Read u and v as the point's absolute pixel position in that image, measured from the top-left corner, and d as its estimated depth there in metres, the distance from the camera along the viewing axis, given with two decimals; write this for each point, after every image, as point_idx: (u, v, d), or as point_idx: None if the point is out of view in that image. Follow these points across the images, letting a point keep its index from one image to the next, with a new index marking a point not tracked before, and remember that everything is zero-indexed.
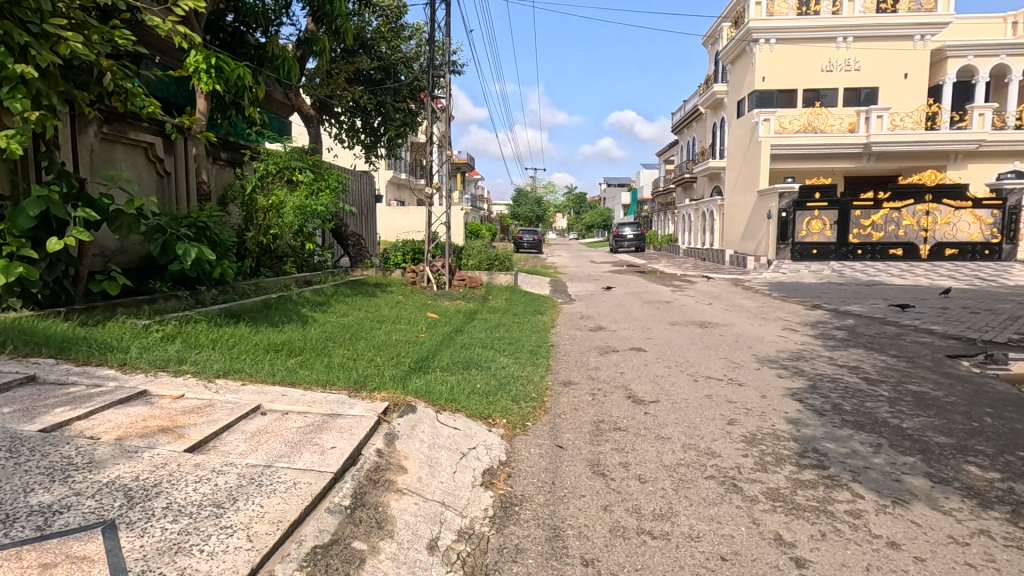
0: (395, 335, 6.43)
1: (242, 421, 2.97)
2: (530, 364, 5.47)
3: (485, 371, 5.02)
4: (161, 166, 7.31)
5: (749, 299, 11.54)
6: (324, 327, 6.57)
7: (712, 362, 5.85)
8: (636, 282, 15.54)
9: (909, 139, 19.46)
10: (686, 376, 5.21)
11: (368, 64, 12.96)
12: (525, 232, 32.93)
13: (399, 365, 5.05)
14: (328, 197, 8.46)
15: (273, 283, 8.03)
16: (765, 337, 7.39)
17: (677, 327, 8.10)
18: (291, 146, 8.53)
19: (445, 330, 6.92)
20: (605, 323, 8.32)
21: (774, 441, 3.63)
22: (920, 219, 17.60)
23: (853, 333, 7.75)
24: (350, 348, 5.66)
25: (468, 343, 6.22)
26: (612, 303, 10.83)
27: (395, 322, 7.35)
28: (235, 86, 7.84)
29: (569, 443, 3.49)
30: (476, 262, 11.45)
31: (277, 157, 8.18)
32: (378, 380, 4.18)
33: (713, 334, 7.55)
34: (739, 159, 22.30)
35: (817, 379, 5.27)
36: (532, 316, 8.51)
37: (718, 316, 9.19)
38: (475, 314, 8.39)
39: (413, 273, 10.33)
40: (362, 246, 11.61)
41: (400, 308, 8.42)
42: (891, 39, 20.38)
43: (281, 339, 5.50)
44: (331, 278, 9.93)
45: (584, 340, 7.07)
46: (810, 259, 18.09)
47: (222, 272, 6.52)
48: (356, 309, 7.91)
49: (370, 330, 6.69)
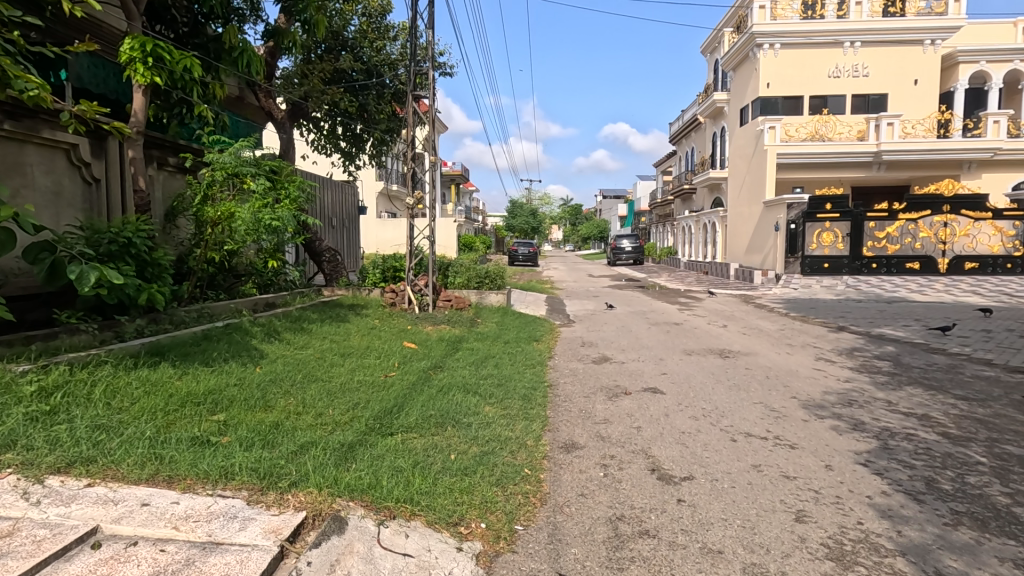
0: (358, 376, 5.31)
1: (50, 566, 1.85)
2: (523, 418, 4.34)
3: (463, 432, 3.90)
4: (87, 172, 6.19)
5: (766, 319, 10.46)
6: (273, 365, 5.43)
7: (747, 409, 4.73)
8: (638, 300, 14.45)
9: (921, 147, 18.57)
10: (721, 435, 4.09)
11: (349, 65, 11.95)
12: (521, 244, 31.90)
13: (351, 425, 3.93)
14: (287, 210, 7.31)
15: (223, 307, 6.88)
16: (800, 371, 6.28)
17: (694, 357, 6.99)
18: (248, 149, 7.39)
19: (420, 366, 5.82)
20: (611, 352, 7.21)
21: (874, 557, 2.50)
22: (937, 231, 16.64)
23: (900, 364, 6.66)
24: (296, 396, 4.53)
25: (448, 386, 5.09)
26: (616, 325, 9.73)
27: (362, 355, 6.23)
28: (182, 80, 6.75)
29: (576, 569, 2.36)
30: (464, 280, 10.29)
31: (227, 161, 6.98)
32: (311, 459, 3.04)
33: (739, 367, 6.44)
34: (743, 169, 21.38)
35: (886, 435, 4.16)
36: (528, 345, 7.41)
37: (738, 341, 8.09)
38: (459, 341, 7.30)
39: (393, 293, 9.22)
40: (338, 262, 10.56)
41: (374, 335, 7.29)
42: (900, 43, 19.59)
43: (210, 387, 4.36)
44: (299, 299, 8.84)
45: (588, 377, 5.95)
46: (821, 274, 17.08)
47: (151, 298, 5.38)
48: (320, 338, 6.78)
49: (330, 367, 5.56)
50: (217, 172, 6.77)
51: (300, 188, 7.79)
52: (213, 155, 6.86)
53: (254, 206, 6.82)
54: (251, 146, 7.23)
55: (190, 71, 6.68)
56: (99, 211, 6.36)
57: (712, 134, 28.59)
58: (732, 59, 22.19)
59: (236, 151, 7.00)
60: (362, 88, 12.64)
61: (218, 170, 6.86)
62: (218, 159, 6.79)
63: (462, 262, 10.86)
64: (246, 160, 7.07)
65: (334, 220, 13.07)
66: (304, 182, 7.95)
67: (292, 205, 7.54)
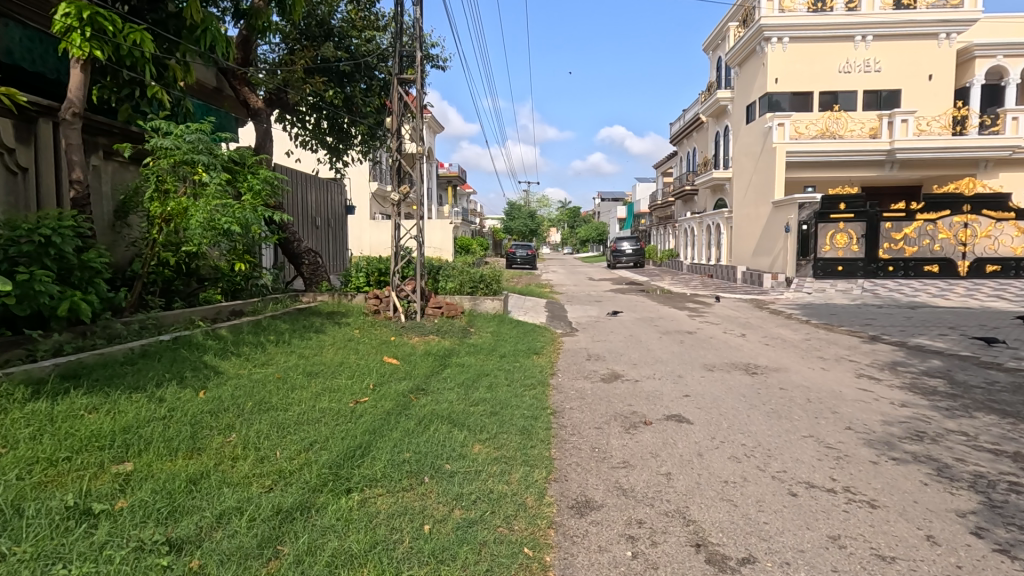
0: (323, 405, 4.34)
1: None
2: (522, 462, 3.44)
3: (443, 487, 3.00)
4: (11, 158, 5.26)
5: (787, 328, 9.57)
6: (221, 388, 4.48)
7: (798, 446, 3.84)
8: (644, 305, 13.57)
9: (937, 144, 17.76)
10: (776, 487, 3.20)
11: (334, 54, 11.00)
12: (519, 246, 31.05)
13: (298, 479, 3.00)
14: (249, 207, 6.24)
15: (172, 318, 5.93)
16: (844, 392, 5.39)
17: (717, 375, 6.10)
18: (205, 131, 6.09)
19: (400, 388, 4.88)
20: (622, 368, 6.32)
21: None
22: (957, 233, 15.78)
23: (957, 383, 5.78)
24: (237, 436, 3.59)
25: (433, 418, 4.15)
26: (624, 334, 8.83)
27: (333, 374, 5.26)
28: (130, 55, 5.70)
29: None
30: (456, 284, 9.31)
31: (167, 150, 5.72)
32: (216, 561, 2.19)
33: (772, 388, 5.56)
34: (750, 168, 20.52)
35: (986, 485, 3.26)
36: (528, 359, 6.51)
37: (763, 355, 7.20)
38: (450, 356, 6.36)
39: (376, 300, 8.31)
40: (319, 265, 9.63)
41: (349, 349, 6.35)
42: (914, 37, 18.79)
43: (124, 423, 3.43)
44: (272, 307, 7.89)
45: (599, 401, 5.05)
46: (835, 277, 16.21)
47: (74, 308, 4.47)
48: (286, 354, 5.82)
49: (290, 393, 4.61)
50: (161, 160, 5.62)
51: (266, 181, 6.73)
52: (155, 139, 5.71)
53: (206, 202, 5.74)
54: (206, 130, 6.09)
55: (141, 47, 5.69)
56: (25, 205, 5.45)
57: (715, 134, 27.79)
58: (737, 54, 21.39)
59: (186, 135, 5.84)
60: (348, 79, 11.69)
61: (163, 157, 5.71)
62: (160, 144, 5.63)
63: (455, 265, 9.92)
64: (200, 146, 5.87)
65: (318, 220, 12.20)
66: (272, 174, 6.87)
67: (256, 201, 6.46)
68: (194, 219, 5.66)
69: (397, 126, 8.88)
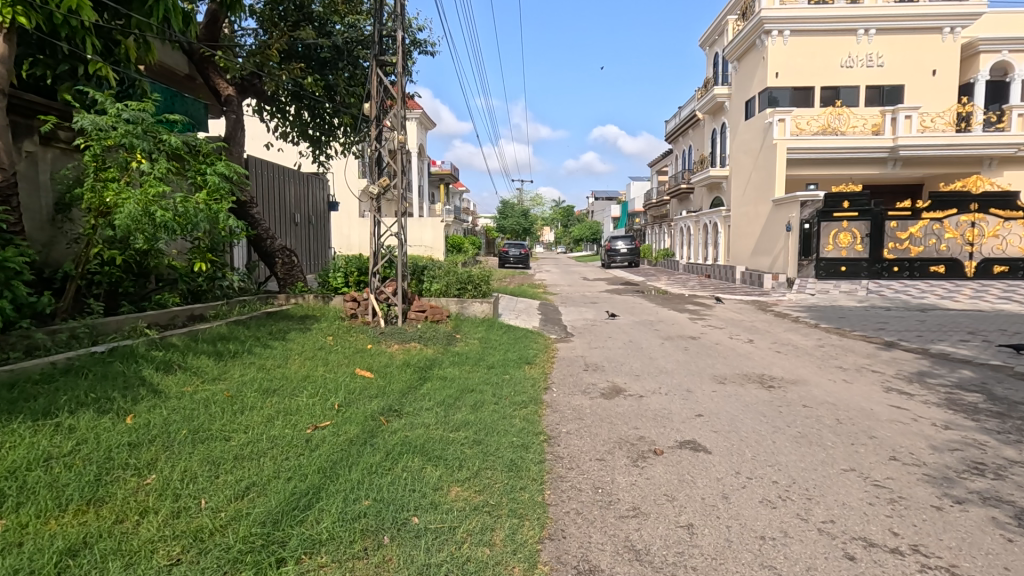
0: (274, 432, 3.63)
1: None
2: (507, 514, 2.76)
3: (403, 558, 2.33)
4: None
5: (797, 333, 8.96)
6: (155, 412, 3.78)
7: (842, 487, 3.19)
8: (642, 307, 12.94)
9: (941, 141, 17.25)
10: (827, 547, 2.56)
11: (313, 38, 10.26)
12: (512, 245, 30.37)
13: (217, 545, 2.32)
14: (201, 202, 5.45)
15: (113, 324, 5.20)
16: (877, 410, 4.76)
17: (730, 389, 5.46)
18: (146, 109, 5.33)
19: (370, 410, 4.19)
20: (624, 381, 5.68)
21: None
22: (964, 232, 15.26)
23: (998, 398, 5.17)
24: (156, 478, 2.90)
25: (403, 450, 3.47)
26: (623, 340, 8.19)
27: (295, 393, 4.55)
28: (60, 23, 4.92)
29: None
30: (442, 286, 8.58)
31: (100, 132, 4.94)
32: None
33: (794, 405, 4.93)
34: (749, 165, 19.94)
35: None
36: (520, 370, 5.86)
37: (777, 365, 6.57)
38: (431, 368, 5.67)
39: (353, 303, 7.61)
40: (294, 264, 8.94)
41: (318, 359, 5.67)
42: (918, 31, 18.28)
43: (9, 465, 2.74)
44: (238, 310, 7.16)
45: (600, 422, 4.40)
46: (838, 278, 15.68)
47: None
48: (244, 367, 5.10)
49: (239, 416, 3.90)
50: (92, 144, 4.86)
51: (223, 173, 5.95)
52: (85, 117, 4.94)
53: (143, 195, 4.90)
54: (149, 110, 5.34)
55: (77, 14, 4.96)
56: None
57: (712, 131, 27.23)
58: (736, 48, 20.82)
59: (123, 114, 5.09)
60: (329, 67, 11.08)
61: (97, 140, 4.97)
62: (90, 123, 4.86)
63: (441, 265, 9.21)
64: (139, 128, 5.10)
65: (297, 217, 11.51)
66: (231, 165, 6.10)
67: (210, 196, 5.67)
68: (124, 208, 4.77)
69: (377, 112, 7.98)
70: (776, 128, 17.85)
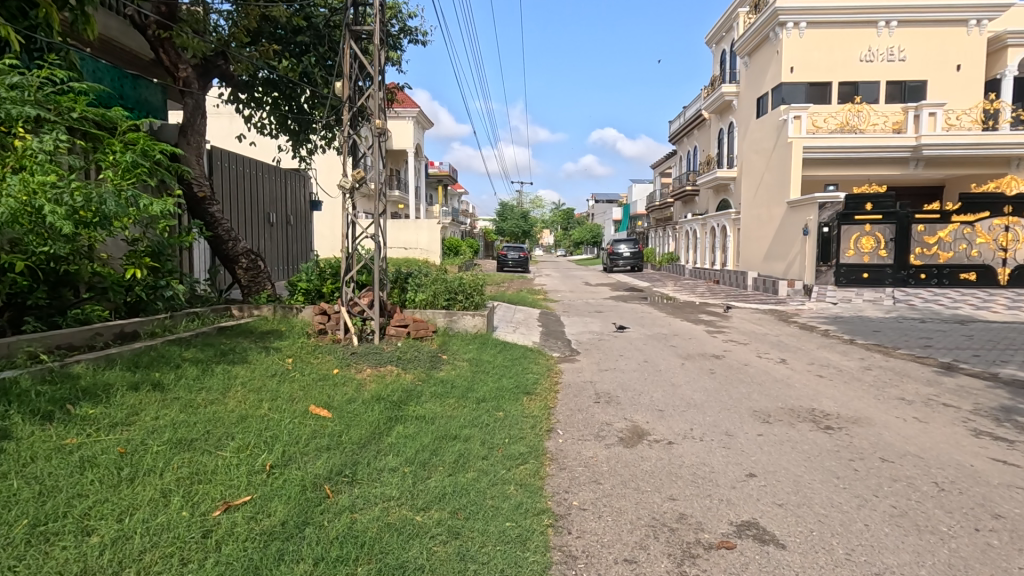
0: (160, 519, 2.53)
1: None
2: None
3: None
4: None
5: (833, 350, 7.87)
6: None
7: None
8: (652, 317, 11.84)
9: (968, 140, 16.18)
10: None
11: (287, 17, 9.16)
12: (511, 248, 29.27)
13: None
14: (110, 185, 4.32)
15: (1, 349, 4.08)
16: (979, 466, 3.67)
17: (779, 431, 4.37)
18: (42, 75, 4.21)
19: (314, 476, 3.09)
20: (645, 420, 4.58)
21: None
22: (997, 237, 14.21)
23: None
24: None
25: (343, 554, 2.38)
26: (637, 360, 7.09)
27: (220, 446, 3.43)
28: None
29: None
30: (428, 296, 7.35)
31: None
32: None
33: (869, 457, 3.83)
34: (761, 165, 18.87)
35: None
36: (517, 406, 4.75)
37: (825, 395, 5.48)
38: (406, 405, 4.54)
39: (323, 318, 6.49)
40: (260, 269, 7.92)
41: (268, 392, 4.56)
42: (942, 23, 17.29)
43: None
44: (183, 326, 6.02)
45: (623, 486, 3.31)
46: (860, 285, 14.62)
47: None
48: (166, 407, 3.98)
49: (123, 489, 2.79)
50: None
51: (145, 153, 4.78)
52: None
53: (30, 182, 3.79)
54: (47, 76, 4.23)
55: None
56: None
57: (719, 131, 26.16)
58: (747, 43, 19.78)
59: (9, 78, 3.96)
60: (308, 53, 10.00)
61: None
62: None
63: (428, 271, 8.07)
64: (29, 95, 3.98)
65: (274, 218, 10.49)
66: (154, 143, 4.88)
67: (123, 177, 4.50)
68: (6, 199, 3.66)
69: (350, 93, 6.48)
70: (791, 125, 16.80)
